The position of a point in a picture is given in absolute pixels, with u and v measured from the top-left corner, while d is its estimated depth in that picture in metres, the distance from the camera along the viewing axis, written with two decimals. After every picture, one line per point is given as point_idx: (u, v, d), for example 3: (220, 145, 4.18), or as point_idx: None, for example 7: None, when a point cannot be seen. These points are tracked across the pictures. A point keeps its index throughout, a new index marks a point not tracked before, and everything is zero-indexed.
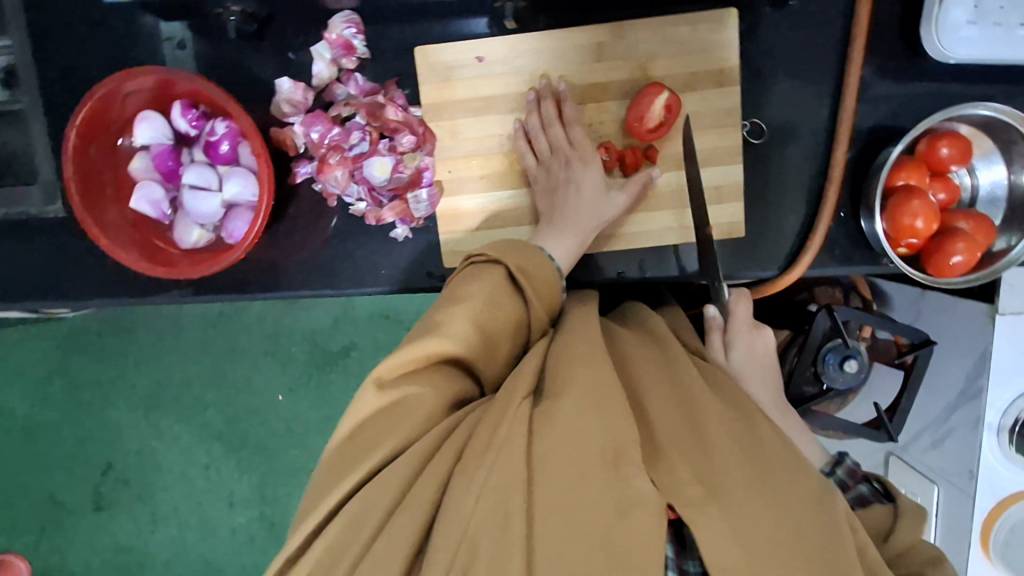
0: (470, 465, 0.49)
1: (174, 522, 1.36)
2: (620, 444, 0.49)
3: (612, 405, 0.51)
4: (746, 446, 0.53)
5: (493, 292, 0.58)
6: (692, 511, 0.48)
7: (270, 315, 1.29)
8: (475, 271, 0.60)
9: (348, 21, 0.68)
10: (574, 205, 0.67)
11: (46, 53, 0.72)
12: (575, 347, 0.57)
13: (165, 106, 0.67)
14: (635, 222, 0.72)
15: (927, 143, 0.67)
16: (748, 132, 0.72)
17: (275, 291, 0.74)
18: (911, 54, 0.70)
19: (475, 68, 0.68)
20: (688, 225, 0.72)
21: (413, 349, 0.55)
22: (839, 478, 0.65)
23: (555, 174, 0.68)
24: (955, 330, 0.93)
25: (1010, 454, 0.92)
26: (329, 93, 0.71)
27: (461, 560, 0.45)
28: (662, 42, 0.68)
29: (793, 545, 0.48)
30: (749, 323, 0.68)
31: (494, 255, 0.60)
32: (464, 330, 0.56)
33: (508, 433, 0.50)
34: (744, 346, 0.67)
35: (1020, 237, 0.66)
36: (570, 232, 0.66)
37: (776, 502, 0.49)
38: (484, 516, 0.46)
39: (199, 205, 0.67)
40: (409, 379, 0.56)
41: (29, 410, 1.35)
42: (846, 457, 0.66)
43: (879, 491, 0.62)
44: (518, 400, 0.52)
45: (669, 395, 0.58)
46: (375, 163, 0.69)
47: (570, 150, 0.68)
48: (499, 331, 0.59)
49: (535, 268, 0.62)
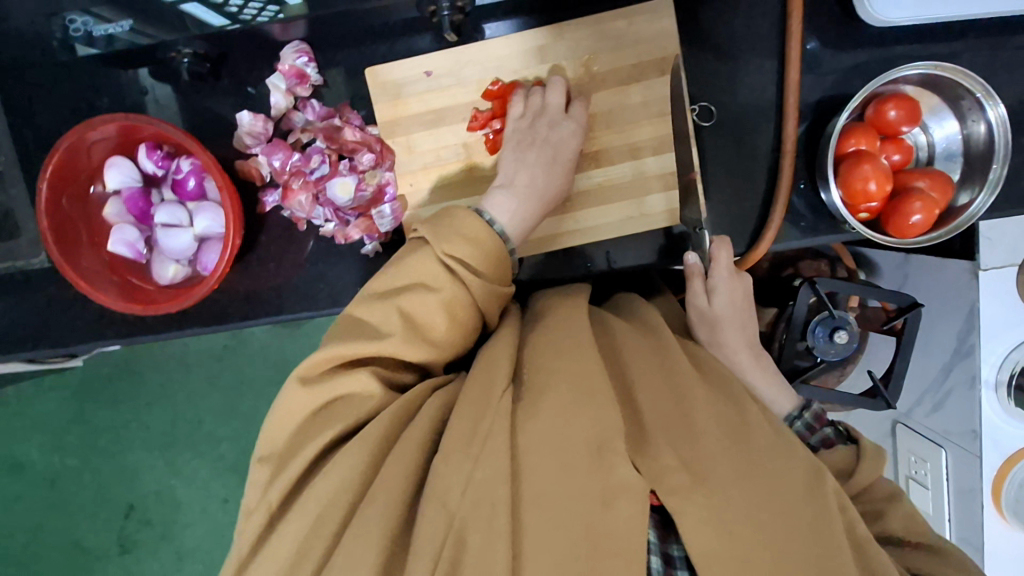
0: (454, 455, 0.48)
1: (198, 557, 1.38)
2: (604, 436, 0.49)
3: (599, 397, 0.51)
4: (735, 430, 0.52)
5: (427, 281, 0.56)
6: (675, 498, 0.48)
7: (273, 343, 1.32)
8: (408, 260, 0.57)
9: (298, 51, 0.71)
10: (540, 166, 0.66)
11: (21, 114, 0.76)
12: (558, 340, 0.56)
13: (132, 151, 0.71)
14: (594, 216, 0.73)
15: (873, 108, 0.68)
16: (698, 115, 0.73)
17: (255, 318, 0.76)
18: (849, 24, 0.71)
19: (425, 82, 0.71)
20: (640, 215, 0.72)
21: (339, 350, 0.54)
22: (805, 422, 0.67)
23: (530, 134, 0.67)
24: (940, 292, 0.91)
25: (1011, 409, 0.89)
26: (287, 123, 0.74)
27: (450, 554, 0.45)
28: (602, 38, 0.70)
29: (781, 526, 0.48)
30: (730, 269, 0.69)
31: (423, 234, 0.58)
32: (388, 320, 0.55)
33: (493, 425, 0.49)
34: (726, 291, 0.69)
35: (980, 188, 0.67)
36: (525, 192, 0.65)
37: (763, 486, 0.49)
38: (471, 508, 0.46)
39: (172, 242, 0.70)
40: (336, 373, 0.54)
41: (49, 460, 1.39)
42: (811, 402, 0.68)
43: (842, 434, 0.65)
44: (499, 391, 0.52)
45: (658, 371, 0.57)
46: (337, 184, 0.72)
47: (564, 117, 0.67)
48: (431, 318, 0.56)
49: (471, 246, 0.58)
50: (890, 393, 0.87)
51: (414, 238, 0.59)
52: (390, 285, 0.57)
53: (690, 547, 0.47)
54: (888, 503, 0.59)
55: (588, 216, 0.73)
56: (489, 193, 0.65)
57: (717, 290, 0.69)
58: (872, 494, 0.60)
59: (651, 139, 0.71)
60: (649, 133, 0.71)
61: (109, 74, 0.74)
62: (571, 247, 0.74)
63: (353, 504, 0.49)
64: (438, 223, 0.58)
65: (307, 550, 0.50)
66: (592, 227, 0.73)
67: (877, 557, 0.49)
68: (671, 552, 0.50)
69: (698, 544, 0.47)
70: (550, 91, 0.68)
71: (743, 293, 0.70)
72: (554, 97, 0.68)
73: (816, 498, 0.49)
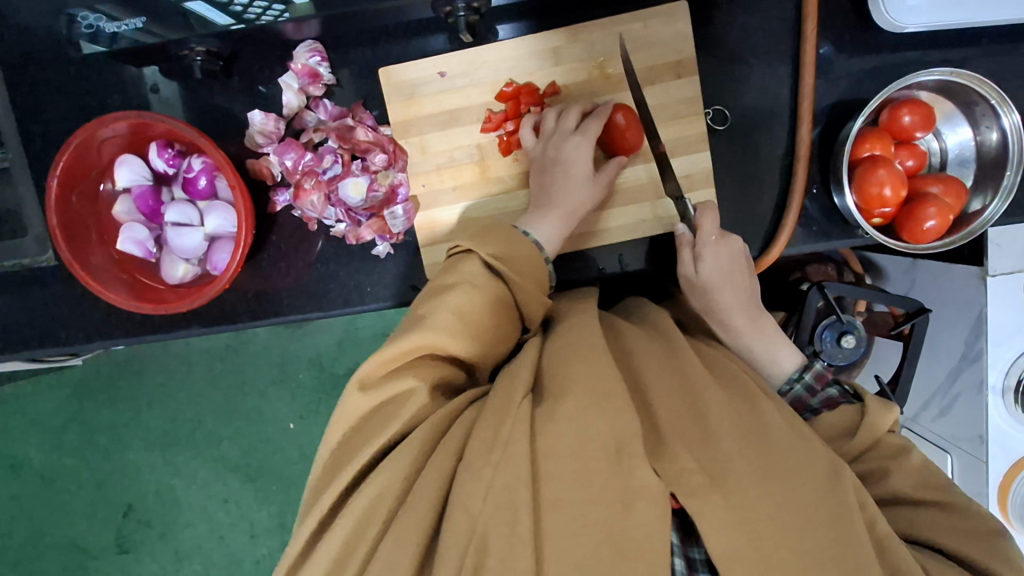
0: (475, 462, 0.48)
1: (199, 558, 1.36)
2: (622, 439, 0.48)
3: (615, 399, 0.50)
4: (753, 431, 0.51)
5: (475, 281, 0.57)
6: (695, 501, 0.47)
7: (276, 343, 1.31)
8: (454, 264, 0.60)
9: (312, 50, 0.71)
10: (561, 184, 0.67)
11: (30, 110, 0.75)
12: (574, 345, 0.56)
13: (142, 149, 0.70)
14: (608, 217, 0.73)
15: (888, 112, 0.68)
16: (712, 119, 0.73)
17: (265, 317, 0.75)
18: (863, 29, 0.71)
19: (438, 83, 0.71)
20: (649, 221, 0.73)
21: (399, 344, 0.53)
22: (807, 383, 0.69)
23: (545, 153, 0.69)
24: (949, 296, 0.91)
25: (1016, 414, 0.88)
26: (299, 122, 0.73)
27: (471, 561, 0.45)
28: (617, 40, 0.70)
29: (804, 529, 0.47)
30: (717, 232, 0.67)
31: (469, 246, 0.60)
32: (445, 321, 0.55)
33: (512, 431, 0.48)
34: (713, 259, 0.67)
35: (993, 194, 0.67)
36: (554, 210, 0.67)
37: (783, 489, 0.48)
38: (492, 515, 0.46)
39: (183, 241, 0.69)
40: (397, 374, 0.54)
41: (48, 460, 1.37)
42: (815, 362, 0.69)
43: (847, 392, 0.65)
44: (518, 399, 0.51)
45: (672, 374, 0.57)
46: (349, 184, 0.71)
47: (578, 135, 0.68)
48: (483, 317, 0.57)
49: (509, 249, 0.62)
50: (896, 399, 0.88)
51: (455, 251, 0.62)
52: (442, 283, 0.58)
53: (712, 548, 0.46)
54: (893, 461, 0.58)
55: (609, 217, 0.73)
56: (521, 217, 0.68)
57: (704, 259, 0.67)
58: (877, 452, 0.59)
59: (665, 141, 0.71)
60: (664, 137, 0.71)
61: (121, 71, 0.74)
62: (578, 249, 0.74)
63: (371, 507, 0.49)
64: (486, 233, 0.63)
65: (324, 553, 0.49)
66: (602, 229, 0.73)
67: (901, 555, 0.48)
68: (692, 556, 0.50)
69: (719, 546, 0.46)
70: (563, 116, 0.69)
71: (733, 255, 0.67)
72: (567, 121, 0.69)
73: (837, 496, 0.48)
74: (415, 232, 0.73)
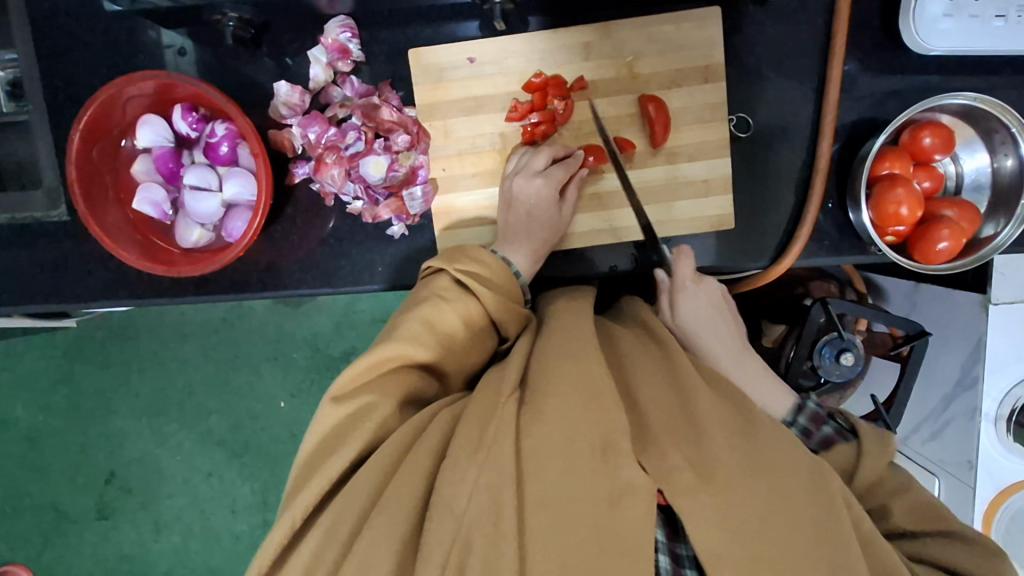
0: (461, 460, 0.48)
1: (177, 529, 1.36)
2: (609, 436, 0.49)
3: (603, 400, 0.50)
4: (740, 429, 0.51)
5: (445, 294, 0.61)
6: (683, 500, 0.47)
7: (274, 320, 1.30)
8: (426, 284, 0.63)
9: (343, 25, 0.70)
10: (527, 221, 0.68)
11: (53, 62, 0.75)
12: (562, 344, 0.56)
13: (166, 110, 0.70)
14: (607, 231, 0.74)
15: (909, 133, 0.69)
16: (735, 126, 0.73)
17: (271, 289, 0.75)
18: (892, 48, 0.72)
19: (467, 69, 0.71)
20: (623, 226, 0.73)
21: (367, 359, 0.55)
22: (801, 426, 0.64)
23: (510, 191, 0.69)
24: (951, 320, 0.91)
25: (1009, 443, 0.88)
26: (325, 96, 0.73)
27: (455, 559, 0.45)
28: (647, 41, 0.70)
29: (792, 538, 0.47)
30: (693, 278, 0.69)
31: (437, 265, 0.64)
32: (412, 332, 0.58)
33: (497, 431, 0.49)
34: (688, 304, 0.68)
35: (1006, 221, 0.68)
36: (525, 242, 0.68)
37: (771, 490, 0.48)
38: (477, 513, 0.46)
39: (199, 205, 0.69)
40: (364, 386, 0.56)
41: (34, 419, 1.37)
42: (806, 401, 0.66)
43: (843, 428, 0.62)
44: (502, 399, 0.52)
45: (661, 378, 0.56)
46: (370, 162, 0.71)
47: (544, 177, 0.68)
48: (456, 328, 0.60)
49: (480, 267, 0.64)
50: (890, 417, 0.88)
51: (428, 272, 0.65)
52: (409, 303, 0.61)
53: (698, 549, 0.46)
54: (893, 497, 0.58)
55: (616, 215, 0.73)
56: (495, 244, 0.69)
57: (679, 304, 0.69)
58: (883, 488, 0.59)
59: (686, 146, 0.72)
60: (684, 140, 0.72)
61: (149, 32, 0.74)
62: (576, 250, 0.75)
63: (361, 490, 0.50)
64: (450, 255, 0.65)
65: (316, 535, 0.50)
66: (624, 227, 0.73)
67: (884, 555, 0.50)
68: (679, 552, 0.50)
69: (704, 545, 0.46)
70: (534, 157, 0.69)
71: (708, 300, 0.69)
72: (536, 161, 0.69)
73: (824, 498, 0.48)
74: (433, 228, 0.74)
